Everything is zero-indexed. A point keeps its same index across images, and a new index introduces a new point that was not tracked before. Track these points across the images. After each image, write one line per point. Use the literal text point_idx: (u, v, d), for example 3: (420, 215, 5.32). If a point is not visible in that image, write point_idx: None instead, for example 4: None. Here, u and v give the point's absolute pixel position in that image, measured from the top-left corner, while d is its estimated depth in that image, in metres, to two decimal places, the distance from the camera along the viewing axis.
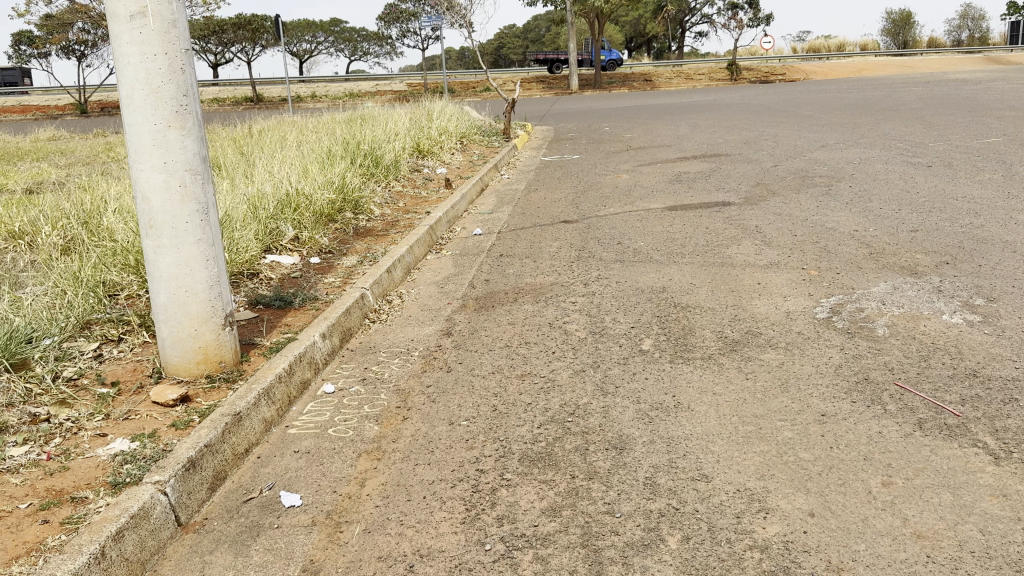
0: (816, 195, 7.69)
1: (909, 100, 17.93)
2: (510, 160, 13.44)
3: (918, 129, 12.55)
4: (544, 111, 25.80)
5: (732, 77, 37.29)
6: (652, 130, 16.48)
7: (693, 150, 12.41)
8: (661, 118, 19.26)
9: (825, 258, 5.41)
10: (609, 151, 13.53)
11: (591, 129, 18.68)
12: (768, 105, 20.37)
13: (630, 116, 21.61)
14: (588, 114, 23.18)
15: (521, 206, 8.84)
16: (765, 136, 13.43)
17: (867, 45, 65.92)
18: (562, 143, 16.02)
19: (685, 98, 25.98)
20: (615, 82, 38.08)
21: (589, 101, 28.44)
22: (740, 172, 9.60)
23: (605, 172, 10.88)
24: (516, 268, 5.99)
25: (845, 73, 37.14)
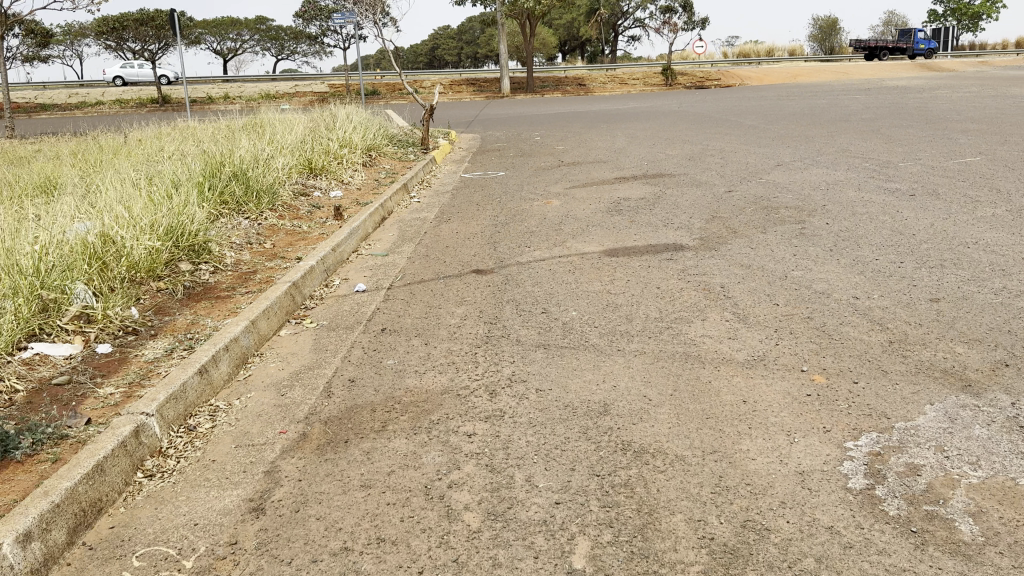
0: (787, 236, 6.22)
1: (857, 110, 16.84)
2: (427, 176, 11.73)
3: (879, 144, 11.30)
4: (473, 116, 24.14)
5: (668, 83, 36.18)
6: (587, 142, 14.97)
7: (633, 168, 10.92)
8: (596, 128, 17.80)
9: (829, 352, 3.83)
10: (538, 167, 11.94)
11: (520, 139, 17.06)
12: (710, 114, 19.10)
13: (564, 123, 20.09)
14: (520, 121, 21.59)
15: (426, 243, 7.15)
16: (711, 151, 12.02)
17: (797, 51, 66.33)
18: (487, 156, 14.38)
19: (621, 105, 24.60)
20: (549, 86, 36.60)
21: (520, 106, 26.87)
22: (689, 200, 8.10)
23: (532, 196, 9.27)
24: (399, 355, 4.28)
25: (781, 79, 36.38)
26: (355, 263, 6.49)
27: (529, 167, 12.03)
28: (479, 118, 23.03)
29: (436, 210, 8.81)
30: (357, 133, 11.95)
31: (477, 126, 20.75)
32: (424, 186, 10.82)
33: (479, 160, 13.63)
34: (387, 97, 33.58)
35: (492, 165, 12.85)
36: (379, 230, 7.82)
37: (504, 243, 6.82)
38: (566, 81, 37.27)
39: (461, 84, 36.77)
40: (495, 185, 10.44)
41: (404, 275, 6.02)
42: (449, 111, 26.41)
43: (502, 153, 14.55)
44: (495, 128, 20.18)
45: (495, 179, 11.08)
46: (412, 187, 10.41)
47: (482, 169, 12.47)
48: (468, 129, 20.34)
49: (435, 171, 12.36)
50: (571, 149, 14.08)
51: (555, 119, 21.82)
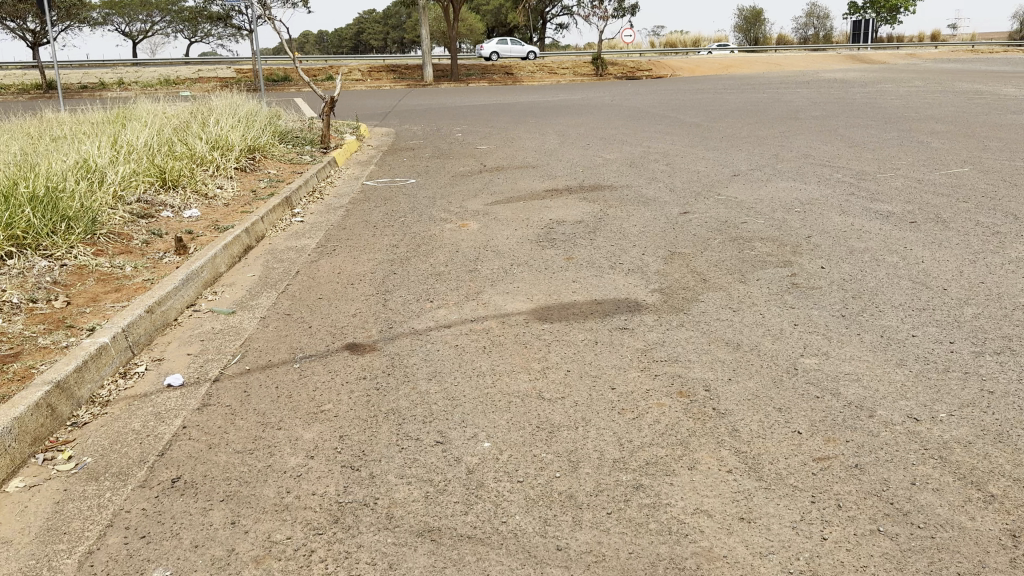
0: (777, 288, 4.64)
1: (804, 106, 15.61)
2: (323, 182, 9.91)
3: (844, 150, 9.93)
4: (390, 106, 22.19)
5: (598, 73, 34.79)
6: (514, 141, 13.27)
7: (565, 176, 9.28)
8: (524, 123, 16.11)
9: (918, 560, 2.23)
10: (455, 172, 10.18)
11: (440, 134, 15.24)
12: (646, 108, 17.64)
13: (489, 116, 18.36)
14: (439, 113, 19.73)
15: (294, 289, 5.34)
16: (654, 155, 10.47)
17: (724, 41, 66.12)
18: (398, 154, 12.54)
19: (550, 96, 22.99)
20: (474, 73, 34.76)
21: (441, 96, 24.97)
22: (636, 226, 6.49)
23: (444, 214, 7.52)
24: (184, 552, 2.51)
25: (713, 70, 35.37)
26: (182, 329, 4.67)
27: (446, 172, 10.27)
28: (396, 109, 21.08)
29: (320, 234, 7.00)
30: (237, 131, 10.02)
31: (393, 118, 18.84)
32: (315, 195, 8.97)
33: (388, 161, 11.79)
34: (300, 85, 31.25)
35: (401, 168, 11.04)
36: (237, 266, 6.01)
37: (397, 292, 5.06)
38: (493, 69, 35.47)
39: (380, 70, 34.59)
40: (400, 197, 8.64)
41: (246, 352, 4.22)
42: (365, 101, 24.37)
43: (417, 152, 12.74)
44: (412, 120, 18.31)
45: (402, 186, 9.28)
46: (299, 198, 8.57)
47: (391, 172, 10.64)
48: (382, 122, 18.38)
49: (335, 175, 10.51)
50: (496, 149, 12.38)
51: (480, 110, 20.09)
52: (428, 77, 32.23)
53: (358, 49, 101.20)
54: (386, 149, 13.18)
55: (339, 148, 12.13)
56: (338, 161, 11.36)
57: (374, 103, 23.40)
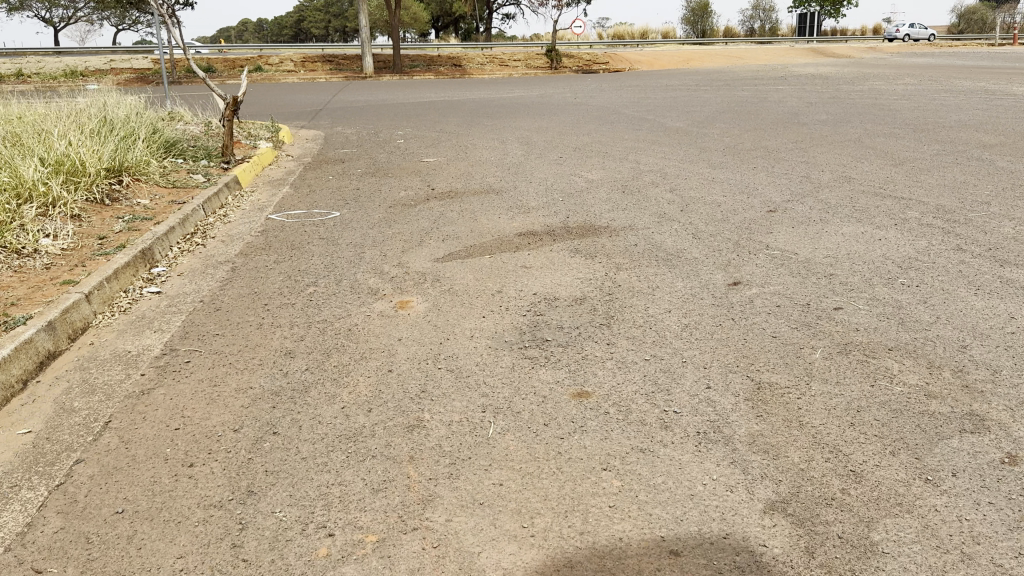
0: (1005, 505, 2.41)
1: (801, 107, 13.60)
2: (213, 215, 7.41)
3: (890, 171, 7.82)
4: (323, 102, 19.57)
5: (552, 66, 32.49)
6: (467, 151, 10.91)
7: (541, 209, 6.96)
8: (477, 125, 13.72)
9: None
10: (393, 199, 7.78)
11: (377, 139, 12.76)
12: (616, 109, 15.38)
13: (435, 116, 15.91)
14: (377, 112, 17.20)
15: (85, 479, 2.90)
16: (649, 176, 8.23)
17: (671, 33, 64.85)
18: (324, 168, 10.06)
19: (504, 93, 20.59)
20: (418, 65, 32.13)
21: (381, 91, 22.37)
22: (669, 309, 4.22)
23: (375, 278, 5.13)
24: None
25: (673, 64, 33.37)
26: None
27: (380, 198, 7.86)
28: (329, 107, 18.45)
29: (179, 320, 4.57)
30: (95, 148, 7.46)
31: (325, 118, 16.29)
32: (195, 239, 6.48)
33: (310, 178, 9.31)
34: (225, 78, 28.24)
35: (323, 189, 8.57)
36: (13, 407, 3.56)
37: (271, 493, 2.70)
38: (439, 61, 32.88)
39: (316, 61, 31.70)
40: (315, 241, 6.20)
41: None
42: (294, 97, 21.61)
43: (348, 165, 10.28)
44: (346, 120, 15.76)
45: (321, 222, 6.85)
46: (168, 247, 6.09)
47: (310, 196, 8.18)
48: (310, 123, 15.77)
49: (234, 202, 8.00)
50: (445, 163, 10.00)
51: (425, 108, 17.66)
52: (369, 69, 29.51)
53: (297, 37, 97.13)
54: (309, 161, 10.68)
55: (245, 162, 9.57)
56: (241, 181, 8.83)
57: (305, 99, 20.70)
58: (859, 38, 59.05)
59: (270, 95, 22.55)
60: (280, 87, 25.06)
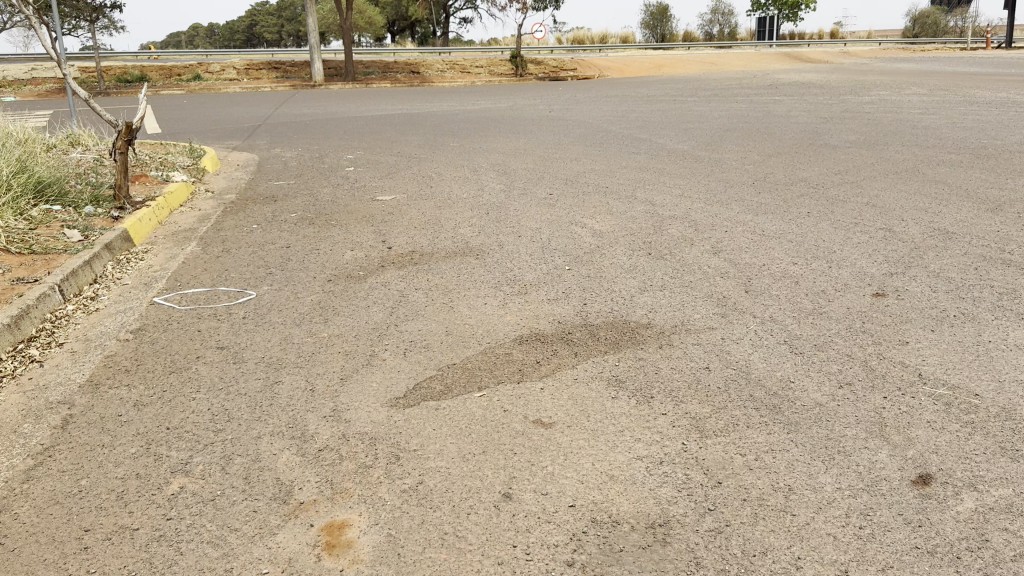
0: None
1: (817, 123, 11.81)
2: (77, 298, 5.26)
3: (993, 219, 5.98)
4: (265, 117, 17.34)
5: (517, 73, 30.53)
6: (431, 184, 8.86)
7: (541, 285, 4.97)
8: (441, 148, 11.66)
9: None
10: (335, 266, 5.72)
11: (321, 166, 10.63)
12: (601, 124, 13.45)
13: (392, 134, 13.80)
14: (325, 129, 15.02)
15: None
16: (676, 226, 6.27)
17: (630, 37, 63.61)
18: (249, 212, 7.93)
19: (468, 105, 18.52)
20: (373, 73, 29.89)
21: (330, 103, 20.14)
22: (831, 562, 2.26)
23: (292, 447, 3.09)
24: None
25: (645, 71, 31.64)
26: None
27: (318, 264, 5.79)
28: (269, 122, 16.19)
29: None
30: None
31: (264, 138, 14.11)
32: (32, 352, 4.34)
33: (228, 228, 7.18)
34: (159, 88, 25.70)
35: (242, 246, 6.47)
36: None
37: None
38: (396, 67, 30.67)
39: (262, 69, 29.28)
40: (209, 354, 4.13)
41: None
42: (233, 110, 19.30)
43: (281, 205, 8.17)
44: (287, 140, 13.55)
45: (226, 313, 4.77)
46: None
47: (222, 260, 6.07)
48: (245, 143, 13.56)
49: (114, 272, 5.85)
50: (405, 202, 7.95)
51: (381, 124, 15.56)
52: (319, 78, 27.23)
53: (249, 42, 93.92)
54: (234, 200, 8.55)
55: (143, 208, 7.40)
56: (132, 238, 6.66)
57: (244, 112, 18.38)
58: (824, 43, 58.23)
59: (206, 108, 20.16)
60: (220, 98, 22.67)
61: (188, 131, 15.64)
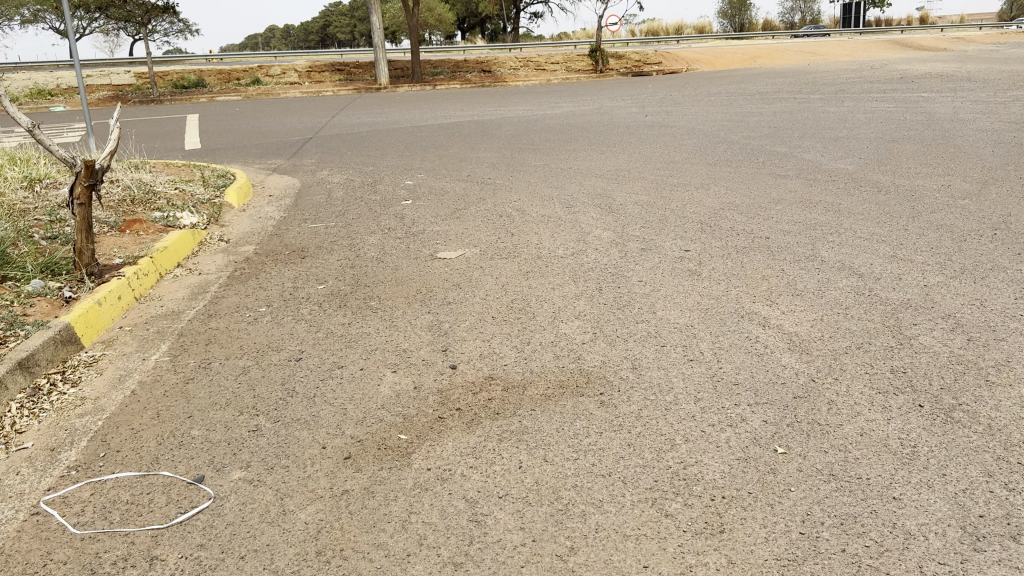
0: None
1: (1011, 130, 9.10)
2: None
3: None
4: (318, 127, 15.32)
5: (597, 69, 28.04)
6: (513, 230, 6.53)
7: (743, 497, 2.57)
8: (521, 169, 9.34)
9: None
10: (364, 411, 3.42)
11: (369, 197, 8.43)
12: (717, 132, 10.93)
13: (460, 148, 11.54)
14: (383, 142, 12.85)
15: None
16: (927, 330, 3.80)
17: (708, 28, 60.42)
18: (262, 278, 5.74)
19: (547, 108, 16.16)
20: (441, 73, 27.78)
21: (393, 109, 18.05)
22: None
23: None
24: None
25: (738, 63, 28.80)
26: None
27: (335, 404, 3.51)
28: (321, 135, 14.12)
29: None
30: None
31: (312, 154, 12.04)
32: None
33: (223, 312, 4.99)
34: (215, 93, 24.12)
35: (232, 354, 4.25)
36: None
37: None
38: (466, 66, 28.51)
39: (324, 71, 27.49)
40: None
41: None
42: (286, 118, 17.37)
43: (308, 266, 5.96)
44: (336, 159, 11.42)
45: (147, 565, 2.50)
46: None
47: (192, 389, 3.83)
48: (289, 163, 11.49)
49: (16, 416, 3.64)
50: (477, 262, 5.64)
51: (449, 134, 13.33)
52: (384, 80, 25.25)
53: (322, 44, 93.74)
54: (250, 258, 6.37)
55: (112, 281, 5.26)
56: (75, 340, 4.48)
57: (297, 122, 16.41)
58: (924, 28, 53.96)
59: (258, 116, 18.28)
60: (276, 105, 20.85)
61: (229, 146, 13.69)
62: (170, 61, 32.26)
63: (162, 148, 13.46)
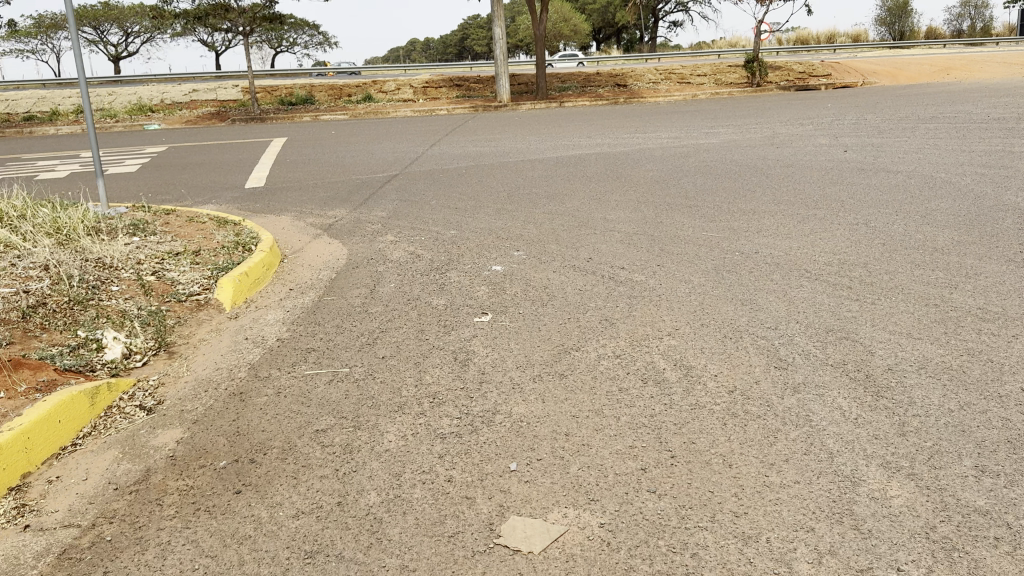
0: None
1: None
2: None
3: None
4: (413, 158, 12.46)
5: (753, 84, 24.22)
6: (670, 436, 3.16)
7: None
8: (675, 252, 5.93)
9: None
10: None
11: (429, 302, 5.26)
12: (976, 190, 7.19)
13: (583, 201, 8.25)
14: (483, 186, 9.75)
15: None
16: None
17: (864, 36, 54.88)
18: (117, 571, 2.60)
19: (700, 135, 12.67)
20: (571, 88, 24.55)
21: (509, 133, 15.04)
22: None
23: None
24: None
25: (926, 77, 24.23)
26: None
27: None
28: (410, 172, 11.16)
29: None
30: None
31: (388, 203, 9.10)
32: None
33: None
34: (320, 110, 21.90)
35: None
36: None
37: None
38: (599, 80, 25.17)
39: (441, 86, 24.79)
40: None
41: None
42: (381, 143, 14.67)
43: (233, 525, 2.79)
44: (413, 214, 8.37)
45: None
46: None
47: None
48: (352, 216, 8.56)
49: None
50: None
51: (572, 174, 10.11)
52: (505, 97, 22.30)
53: (459, 55, 92.74)
54: (154, 470, 3.28)
55: None
56: None
57: (391, 149, 13.59)
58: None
59: (353, 138, 15.70)
60: (380, 125, 18.24)
61: (295, 183, 10.96)
62: (287, 73, 30.77)
63: (216, 188, 10.91)
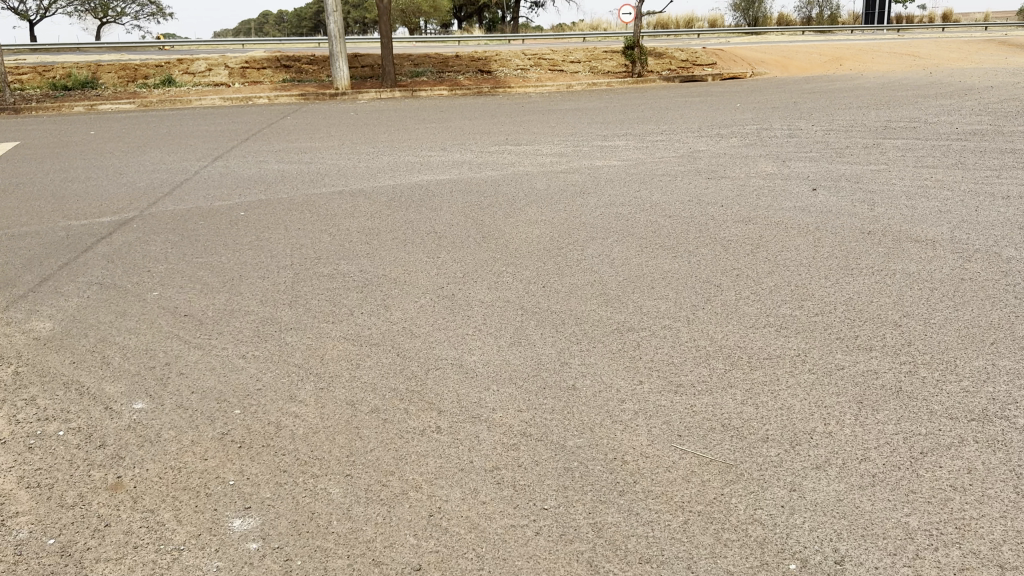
0: None
1: None
2: None
3: None
4: (178, 184, 8.35)
5: (635, 73, 21.22)
6: None
7: None
8: (623, 551, 2.36)
9: None
10: None
11: None
12: None
13: (422, 306, 4.57)
14: (260, 250, 5.88)
15: None
16: None
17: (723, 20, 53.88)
18: None
19: (593, 151, 9.27)
20: (425, 72, 20.71)
21: (336, 139, 11.12)
22: None
23: None
24: None
25: (819, 68, 22.02)
26: None
27: None
28: (159, 215, 7.10)
29: None
30: None
31: (75, 298, 5.09)
32: None
33: None
34: (101, 98, 17.00)
35: None
36: None
37: None
38: (459, 64, 21.40)
39: (267, 67, 20.32)
40: None
41: None
42: (151, 153, 10.37)
43: None
44: (99, 336, 4.42)
45: None
46: None
47: None
48: None
49: None
50: None
51: (413, 225, 6.43)
52: (344, 84, 18.18)
53: (311, 31, 86.55)
54: None
55: None
56: None
57: (155, 166, 9.36)
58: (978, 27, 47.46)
59: (116, 143, 11.27)
60: (168, 120, 13.77)
61: None
62: (78, 49, 25.14)
63: None
